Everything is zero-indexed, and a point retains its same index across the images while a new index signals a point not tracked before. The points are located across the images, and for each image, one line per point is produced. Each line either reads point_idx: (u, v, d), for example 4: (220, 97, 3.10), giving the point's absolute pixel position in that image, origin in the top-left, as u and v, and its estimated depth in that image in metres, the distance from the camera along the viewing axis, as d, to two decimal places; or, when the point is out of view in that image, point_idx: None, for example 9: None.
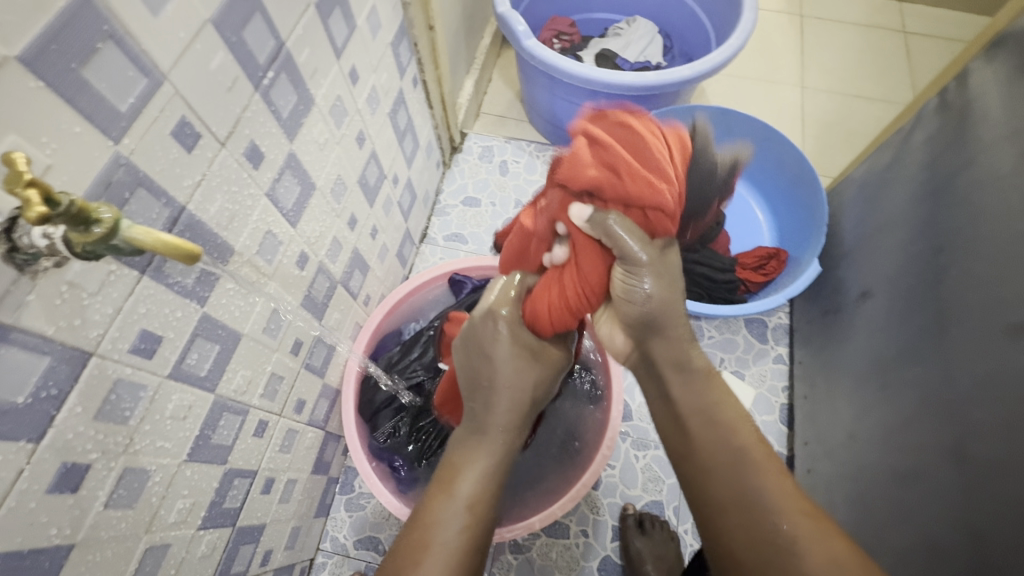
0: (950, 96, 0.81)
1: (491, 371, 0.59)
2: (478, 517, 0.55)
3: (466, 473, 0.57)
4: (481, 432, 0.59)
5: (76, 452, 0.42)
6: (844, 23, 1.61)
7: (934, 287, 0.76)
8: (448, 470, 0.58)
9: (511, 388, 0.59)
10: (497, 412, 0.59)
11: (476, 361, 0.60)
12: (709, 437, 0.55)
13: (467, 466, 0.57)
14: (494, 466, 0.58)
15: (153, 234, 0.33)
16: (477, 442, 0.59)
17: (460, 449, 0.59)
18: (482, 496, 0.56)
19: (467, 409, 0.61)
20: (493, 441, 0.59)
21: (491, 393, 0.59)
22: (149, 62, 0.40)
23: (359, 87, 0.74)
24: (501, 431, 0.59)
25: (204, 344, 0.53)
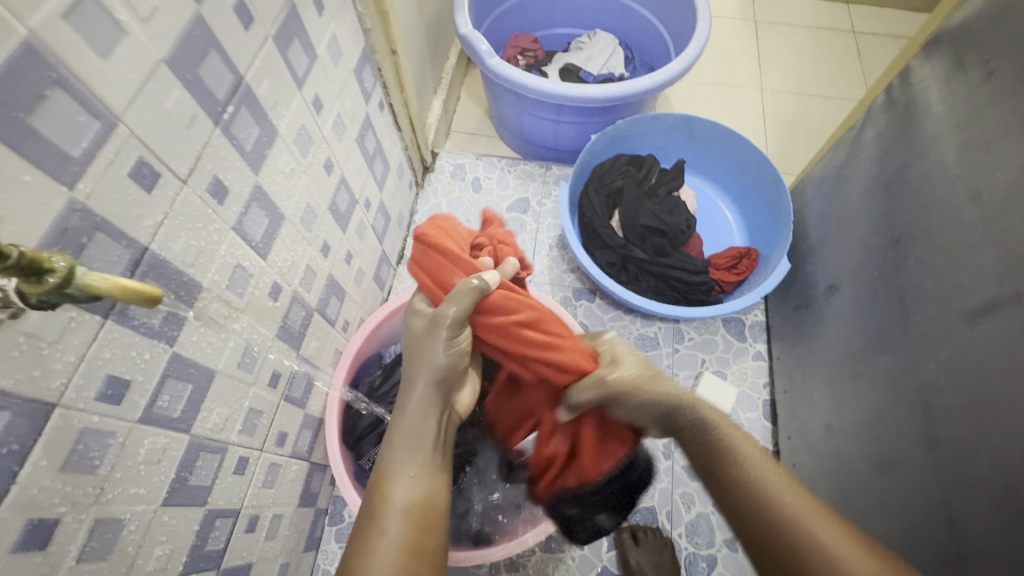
0: (896, 93, 0.85)
1: (421, 365, 0.58)
2: (418, 516, 0.52)
3: (398, 474, 0.54)
4: (404, 422, 0.57)
5: (44, 507, 0.40)
6: (795, 26, 1.67)
7: (895, 277, 0.78)
8: (380, 479, 0.55)
9: (427, 375, 0.58)
10: (412, 409, 0.58)
11: (410, 356, 0.59)
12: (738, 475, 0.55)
13: (394, 469, 0.55)
14: (424, 460, 0.56)
15: (111, 280, 0.32)
16: (402, 441, 0.56)
17: (387, 455, 0.56)
18: (419, 499, 0.53)
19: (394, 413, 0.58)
20: (411, 431, 0.57)
21: (407, 390, 0.58)
22: (100, 105, 0.39)
23: (324, 115, 0.75)
24: (428, 429, 0.57)
25: (176, 384, 0.52)
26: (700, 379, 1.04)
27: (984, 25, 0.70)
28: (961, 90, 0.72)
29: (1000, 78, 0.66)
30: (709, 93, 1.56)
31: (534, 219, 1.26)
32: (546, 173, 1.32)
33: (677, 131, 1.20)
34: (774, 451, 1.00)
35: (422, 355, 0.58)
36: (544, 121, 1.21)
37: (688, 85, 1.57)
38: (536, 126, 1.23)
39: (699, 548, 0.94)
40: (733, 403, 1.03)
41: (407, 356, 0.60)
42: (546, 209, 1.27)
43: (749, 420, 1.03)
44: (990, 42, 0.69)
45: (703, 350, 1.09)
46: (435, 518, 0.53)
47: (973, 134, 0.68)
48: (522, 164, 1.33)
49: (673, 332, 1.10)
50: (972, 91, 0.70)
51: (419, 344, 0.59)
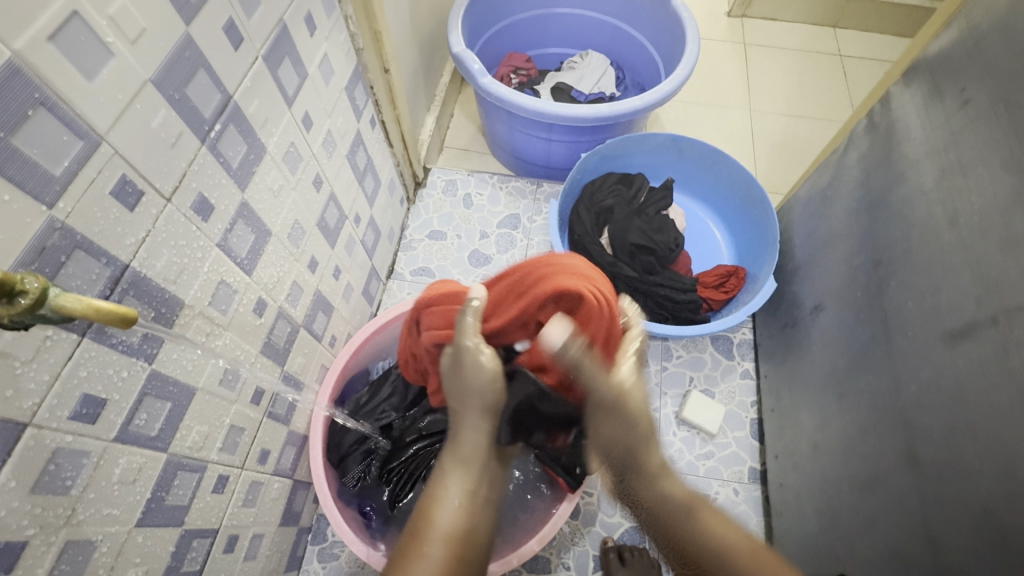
0: (877, 118, 0.87)
1: (469, 392, 0.60)
2: (457, 543, 0.55)
3: (445, 503, 0.57)
4: (459, 448, 0.59)
5: (11, 529, 0.40)
6: (783, 49, 1.71)
7: (878, 298, 0.79)
8: (428, 502, 0.57)
9: (473, 403, 0.59)
10: (466, 436, 0.60)
11: (458, 377, 0.61)
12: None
13: (443, 496, 0.57)
14: (473, 489, 0.58)
15: (85, 301, 0.32)
16: (454, 466, 0.59)
17: (438, 477, 0.59)
18: (460, 530, 0.55)
19: (450, 434, 0.61)
20: (462, 457, 0.59)
21: (459, 415, 0.61)
22: (85, 125, 0.40)
23: (314, 132, 0.75)
24: (477, 457, 0.59)
25: (154, 402, 0.52)
26: (687, 398, 1.04)
27: (960, 54, 0.72)
28: (938, 117, 0.73)
29: (975, 107, 0.68)
30: (699, 113, 1.58)
31: (524, 235, 1.27)
32: (537, 190, 1.34)
33: (667, 150, 1.22)
34: (762, 470, 1.00)
35: (468, 380, 0.59)
36: (536, 139, 1.22)
37: (679, 105, 1.60)
38: (527, 143, 1.24)
39: None
40: (721, 421, 1.03)
41: (450, 381, 0.62)
42: (536, 225, 1.28)
43: (737, 438, 1.03)
44: (965, 71, 0.71)
45: (692, 367, 1.09)
46: (471, 545, 0.56)
47: (950, 160, 0.70)
48: (513, 181, 1.35)
49: (662, 350, 1.10)
50: (948, 119, 0.71)
51: (466, 364, 0.60)
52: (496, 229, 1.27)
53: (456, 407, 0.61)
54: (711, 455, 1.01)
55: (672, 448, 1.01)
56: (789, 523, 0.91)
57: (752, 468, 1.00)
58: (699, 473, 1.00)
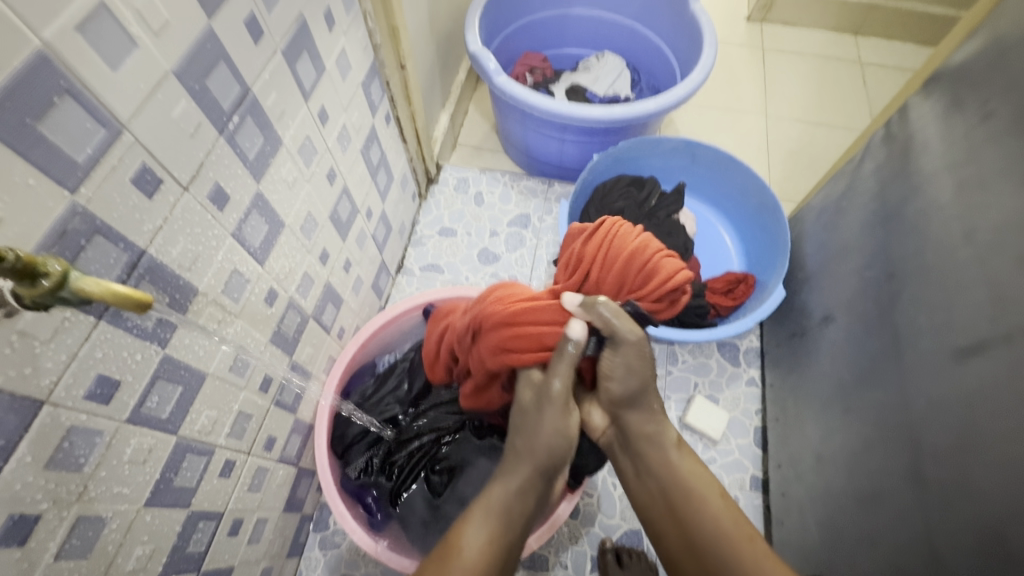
0: (894, 128, 0.86)
1: (531, 436, 0.64)
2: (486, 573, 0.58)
3: (472, 535, 0.60)
4: (503, 485, 0.63)
5: (26, 503, 0.41)
6: (801, 56, 1.70)
7: (888, 310, 0.78)
8: (458, 525, 0.62)
9: (532, 457, 0.63)
10: (512, 476, 0.64)
11: (526, 418, 0.65)
12: (694, 522, 0.62)
13: (468, 525, 0.61)
14: (501, 529, 0.61)
15: (105, 285, 0.33)
16: (490, 496, 0.63)
17: (474, 506, 0.63)
18: (483, 560, 0.58)
19: (501, 468, 0.65)
20: (504, 499, 0.63)
21: (511, 458, 0.65)
22: (108, 114, 0.41)
23: (329, 126, 0.76)
24: (516, 498, 0.63)
25: (166, 386, 0.53)
26: (692, 403, 1.04)
27: (981, 67, 0.71)
28: (958, 130, 0.72)
29: (996, 121, 0.67)
30: (713, 118, 1.57)
31: (534, 234, 1.27)
32: (548, 190, 1.34)
33: (680, 155, 1.22)
34: (764, 479, 1.00)
35: (538, 429, 0.63)
36: (549, 140, 1.22)
37: (694, 109, 1.59)
38: (540, 144, 1.25)
39: None
40: (724, 427, 1.03)
41: (521, 418, 0.66)
42: (546, 225, 1.28)
43: (740, 445, 1.02)
44: (986, 84, 0.70)
45: (697, 373, 1.09)
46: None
47: (967, 174, 0.69)
48: (525, 180, 1.35)
49: (668, 354, 1.10)
50: (967, 132, 0.71)
51: (536, 411, 0.64)
52: (506, 227, 1.28)
53: (514, 444, 0.66)
54: (713, 461, 1.01)
55: None
56: (790, 533, 0.90)
57: (754, 476, 1.00)
58: None
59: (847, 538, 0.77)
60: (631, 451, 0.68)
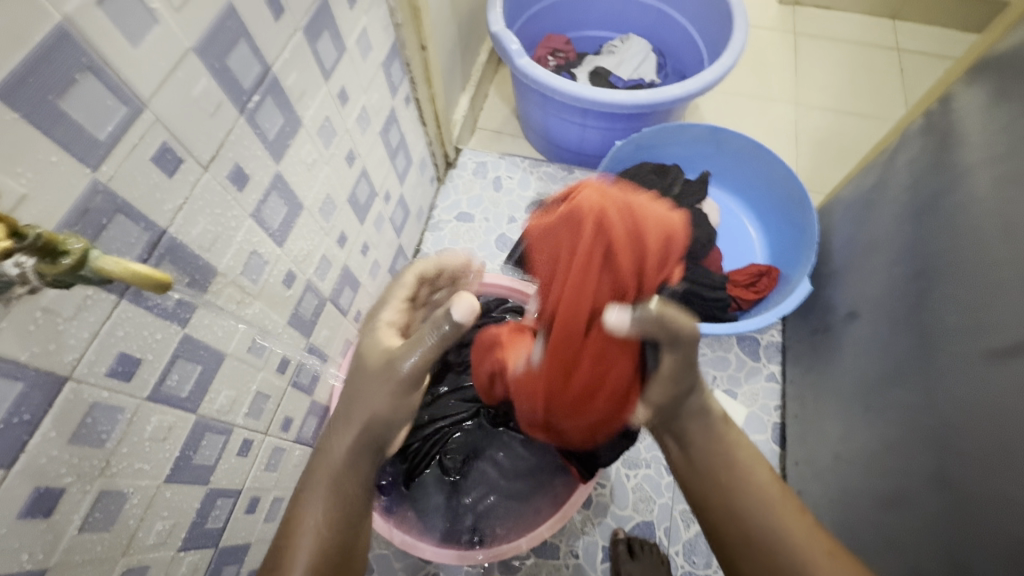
0: (935, 117, 0.82)
1: (363, 400, 0.57)
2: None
3: (309, 514, 0.56)
4: (329, 453, 0.58)
5: (51, 477, 0.41)
6: (835, 41, 1.63)
7: (918, 308, 0.75)
8: (283, 535, 0.56)
9: (357, 418, 0.57)
10: (336, 443, 0.58)
11: (353, 385, 0.58)
12: (744, 504, 0.57)
13: (305, 503, 0.56)
14: (339, 514, 0.56)
15: (124, 263, 0.33)
16: (323, 458, 0.58)
17: (304, 497, 0.57)
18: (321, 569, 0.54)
19: (328, 427, 0.60)
20: (336, 464, 0.58)
21: (341, 425, 0.58)
22: (129, 91, 0.40)
23: (349, 107, 0.75)
24: (345, 450, 0.58)
25: (186, 365, 0.53)
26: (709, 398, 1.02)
27: None
28: (1004, 120, 0.69)
29: None
30: (740, 105, 1.52)
31: None
32: (568, 176, 1.31)
33: (705, 143, 1.19)
34: (781, 476, 0.98)
35: (359, 395, 0.57)
36: (570, 125, 1.20)
37: (720, 95, 1.54)
38: (561, 129, 1.22)
39: (696, 567, 0.93)
40: (742, 422, 1.01)
41: (353, 387, 0.59)
42: None
43: (757, 441, 1.01)
44: None
45: (716, 366, 1.07)
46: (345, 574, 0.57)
47: (1010, 167, 0.65)
48: (544, 166, 1.33)
49: None
50: (1011, 122, 0.67)
51: (369, 382, 0.57)
52: (525, 213, 1.26)
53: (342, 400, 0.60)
54: None
55: None
56: None
57: (770, 472, 0.98)
58: None
59: (864, 539, 0.75)
60: (674, 429, 0.61)
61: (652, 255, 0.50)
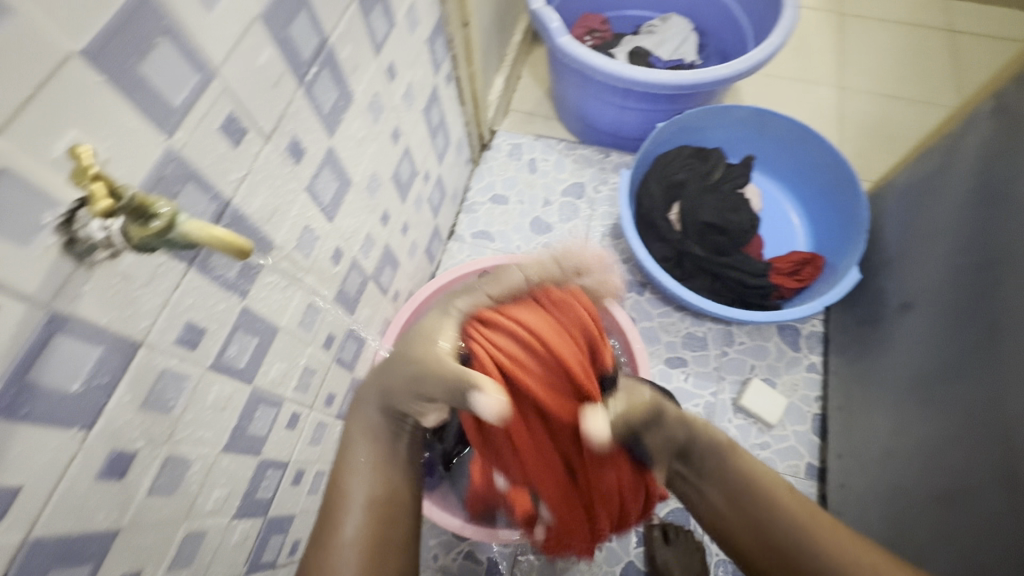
0: (1008, 99, 0.78)
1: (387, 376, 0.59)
2: (376, 528, 0.58)
3: (356, 458, 0.61)
4: (360, 411, 0.62)
5: (125, 439, 0.42)
6: (885, 22, 1.56)
7: (985, 299, 0.72)
8: (335, 479, 0.61)
9: (383, 379, 0.60)
10: (364, 402, 0.61)
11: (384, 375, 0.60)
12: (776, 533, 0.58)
13: (351, 450, 0.61)
14: (382, 454, 0.61)
15: (207, 229, 0.33)
16: (356, 418, 0.62)
17: (347, 449, 0.61)
18: (380, 498, 0.60)
19: (359, 395, 0.63)
20: (366, 420, 0.61)
21: (365, 390, 0.62)
22: (202, 58, 0.40)
23: (397, 84, 0.75)
24: (375, 408, 0.61)
25: (244, 336, 0.54)
26: (747, 386, 1.01)
27: None
28: None
29: None
30: (783, 88, 1.47)
31: (588, 205, 1.24)
32: (604, 160, 1.29)
33: (749, 125, 1.15)
34: (820, 468, 0.96)
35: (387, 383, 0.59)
36: (609, 106, 1.17)
37: (762, 78, 1.49)
38: (599, 110, 1.20)
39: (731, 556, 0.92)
40: (781, 413, 1.00)
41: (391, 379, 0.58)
42: (601, 196, 1.24)
43: (797, 432, 0.99)
44: None
45: (754, 355, 1.05)
46: (392, 512, 0.60)
47: None
48: (580, 149, 1.31)
49: (724, 334, 1.06)
50: None
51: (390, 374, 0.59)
52: (560, 196, 1.25)
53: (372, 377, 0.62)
54: (767, 446, 0.98)
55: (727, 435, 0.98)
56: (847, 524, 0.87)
57: (810, 464, 0.97)
58: None
59: (917, 535, 0.74)
60: (697, 470, 0.61)
61: (572, 362, 0.51)
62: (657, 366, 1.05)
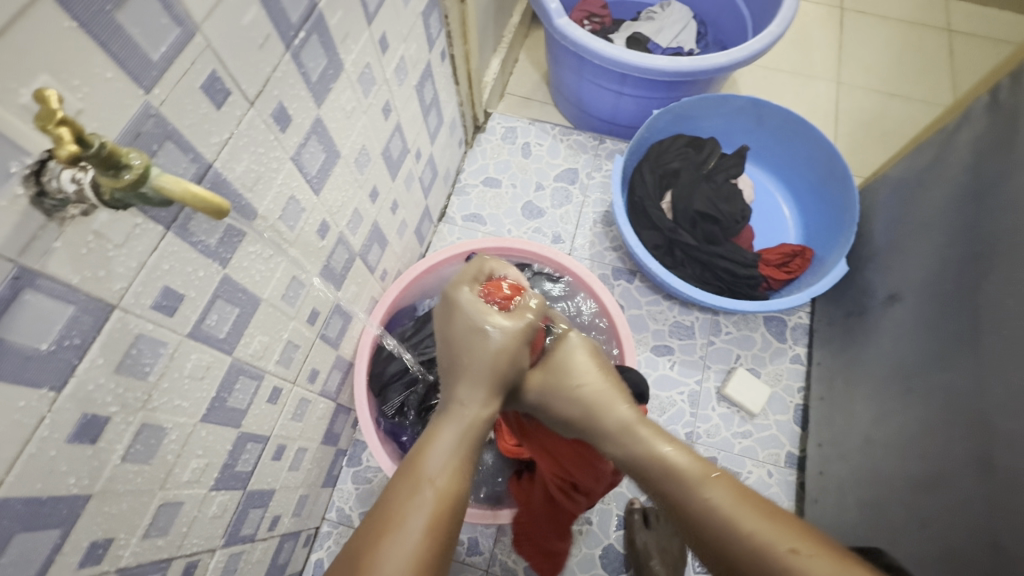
0: (1003, 95, 0.78)
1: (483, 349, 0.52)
2: (436, 554, 0.42)
3: (435, 461, 0.47)
4: (461, 409, 0.51)
5: (97, 404, 0.41)
6: (885, 19, 1.56)
7: (970, 292, 0.73)
8: (408, 461, 0.48)
9: (488, 366, 0.52)
10: (465, 394, 0.52)
11: (466, 338, 0.53)
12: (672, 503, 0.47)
13: (431, 448, 0.48)
14: (468, 460, 0.49)
15: (183, 184, 0.33)
16: (450, 414, 0.51)
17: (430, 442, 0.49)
18: (455, 510, 0.45)
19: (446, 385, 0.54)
20: (467, 422, 0.51)
21: (462, 372, 0.53)
22: (183, 11, 0.38)
23: (389, 56, 0.73)
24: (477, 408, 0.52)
25: (224, 306, 0.53)
26: (732, 375, 1.02)
27: None
28: None
29: None
30: (781, 81, 1.47)
31: (580, 191, 1.23)
32: (599, 146, 1.28)
33: (745, 116, 1.15)
34: (800, 457, 0.98)
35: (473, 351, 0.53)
36: (605, 91, 1.16)
37: (760, 70, 1.49)
38: (595, 96, 1.18)
39: None
40: (764, 402, 1.01)
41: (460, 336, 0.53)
42: (594, 182, 1.24)
43: (779, 422, 1.00)
44: None
45: (740, 345, 1.06)
46: (453, 537, 0.44)
47: None
48: (575, 135, 1.30)
49: (711, 324, 1.07)
50: None
51: (473, 341, 0.53)
52: (553, 181, 1.24)
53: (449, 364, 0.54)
54: (748, 435, 0.99)
55: (709, 423, 1.00)
56: (824, 511, 0.89)
57: (790, 453, 0.98)
58: (734, 451, 0.98)
59: (893, 521, 0.75)
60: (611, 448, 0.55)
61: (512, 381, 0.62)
62: (644, 353, 1.05)
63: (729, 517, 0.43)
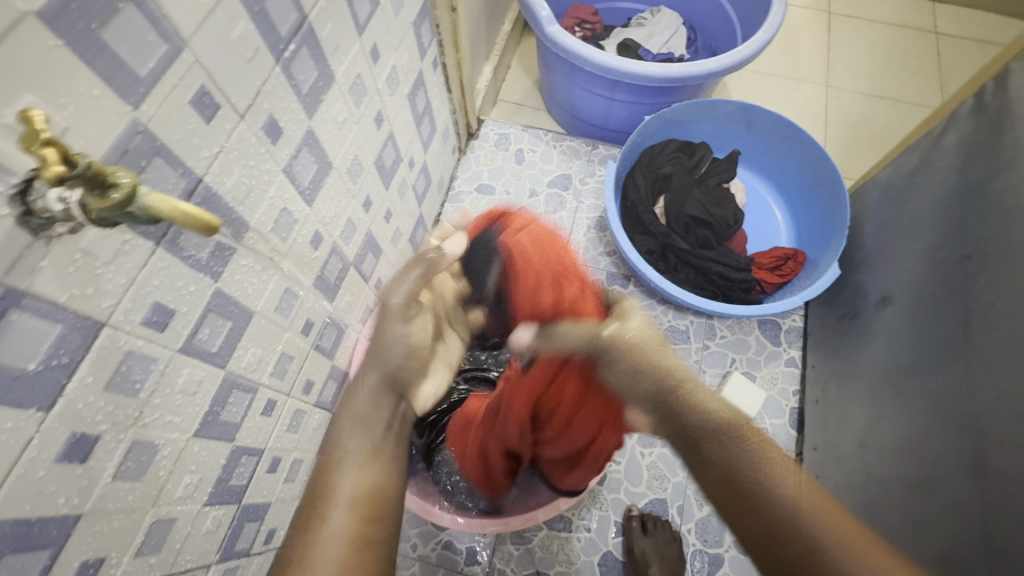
0: (987, 97, 0.79)
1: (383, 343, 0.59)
2: (359, 540, 0.48)
3: (338, 460, 0.52)
4: (350, 405, 0.55)
5: (87, 422, 0.41)
6: (872, 22, 1.57)
7: (960, 295, 0.73)
8: (317, 472, 0.52)
9: (386, 357, 0.58)
10: (357, 392, 0.56)
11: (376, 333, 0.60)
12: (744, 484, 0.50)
13: (333, 448, 0.53)
14: (374, 447, 0.53)
15: (171, 203, 0.32)
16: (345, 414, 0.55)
17: (334, 443, 0.53)
18: (367, 496, 0.50)
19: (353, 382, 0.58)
20: (360, 415, 0.54)
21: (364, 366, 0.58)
22: (170, 27, 0.38)
23: (380, 66, 0.73)
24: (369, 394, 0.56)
25: (216, 320, 0.52)
26: (727, 379, 1.02)
27: None
28: None
29: None
30: (771, 85, 1.48)
31: (574, 197, 1.23)
32: (592, 152, 1.29)
33: (736, 121, 1.16)
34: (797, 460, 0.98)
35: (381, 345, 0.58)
36: (597, 98, 1.16)
37: (750, 74, 1.50)
38: (587, 102, 1.19)
39: (707, 545, 0.93)
40: (759, 406, 1.01)
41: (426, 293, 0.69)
42: (588, 188, 1.24)
43: (774, 425, 1.00)
44: None
45: (735, 350, 1.06)
46: (374, 518, 0.50)
47: None
48: (568, 141, 1.30)
49: (707, 328, 1.07)
50: None
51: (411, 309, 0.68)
52: (546, 187, 1.24)
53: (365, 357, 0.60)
54: None
55: None
56: None
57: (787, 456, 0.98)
58: None
59: (887, 523, 0.75)
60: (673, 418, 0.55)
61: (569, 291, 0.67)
62: None
63: (803, 515, 0.47)
